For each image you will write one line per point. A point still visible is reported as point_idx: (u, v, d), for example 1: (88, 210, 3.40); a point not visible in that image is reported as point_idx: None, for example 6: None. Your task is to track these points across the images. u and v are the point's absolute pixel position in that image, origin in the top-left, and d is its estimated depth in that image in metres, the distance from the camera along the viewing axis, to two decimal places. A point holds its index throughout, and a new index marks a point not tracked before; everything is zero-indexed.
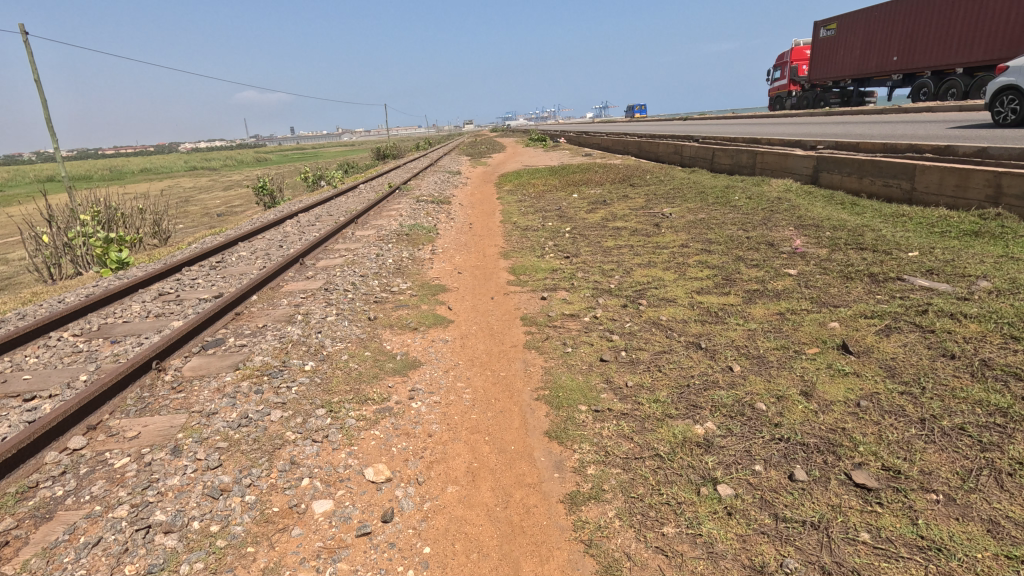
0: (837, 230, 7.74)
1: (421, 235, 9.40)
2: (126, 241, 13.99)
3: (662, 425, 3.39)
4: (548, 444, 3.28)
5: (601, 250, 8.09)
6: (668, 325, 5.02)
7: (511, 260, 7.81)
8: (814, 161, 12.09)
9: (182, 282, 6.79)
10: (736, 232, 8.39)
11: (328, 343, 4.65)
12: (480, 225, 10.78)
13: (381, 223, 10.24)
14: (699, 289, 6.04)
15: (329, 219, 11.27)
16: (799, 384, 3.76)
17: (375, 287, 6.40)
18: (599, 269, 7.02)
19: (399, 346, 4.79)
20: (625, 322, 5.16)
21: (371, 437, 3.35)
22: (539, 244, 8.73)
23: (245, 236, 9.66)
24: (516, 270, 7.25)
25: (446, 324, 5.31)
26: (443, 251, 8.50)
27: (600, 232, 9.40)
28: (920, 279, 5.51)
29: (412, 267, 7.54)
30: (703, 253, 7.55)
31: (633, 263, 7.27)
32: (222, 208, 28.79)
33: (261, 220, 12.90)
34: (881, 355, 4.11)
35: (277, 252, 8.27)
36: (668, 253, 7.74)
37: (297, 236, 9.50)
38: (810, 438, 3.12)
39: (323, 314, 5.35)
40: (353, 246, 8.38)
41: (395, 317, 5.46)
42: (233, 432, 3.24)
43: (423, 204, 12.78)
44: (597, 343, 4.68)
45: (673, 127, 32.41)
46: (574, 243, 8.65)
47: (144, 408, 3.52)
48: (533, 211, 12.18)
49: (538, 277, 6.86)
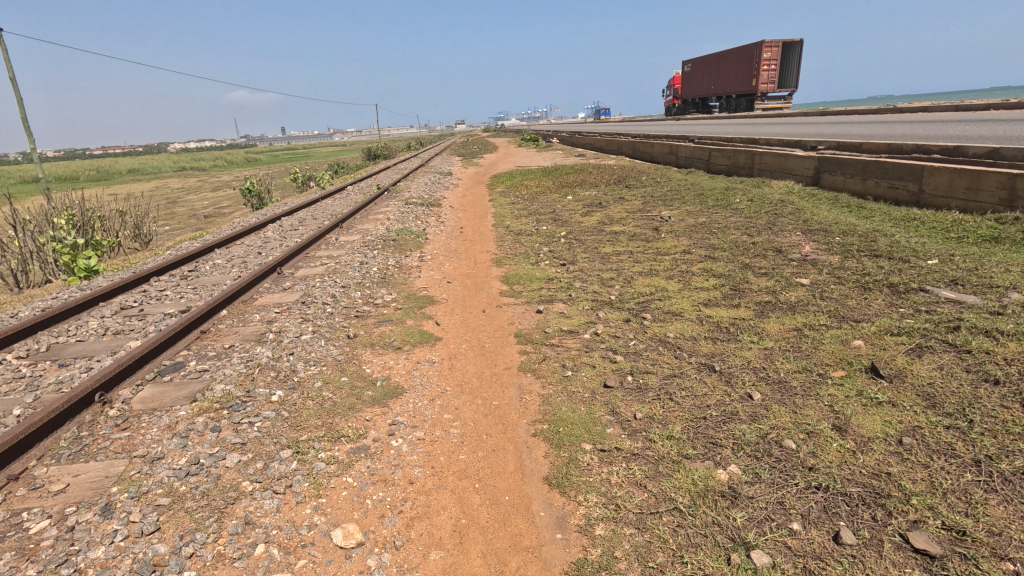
0: (848, 235, 7.35)
1: (409, 241, 8.92)
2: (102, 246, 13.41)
3: (679, 469, 2.94)
4: (548, 494, 2.83)
5: (599, 256, 7.68)
6: (675, 343, 4.59)
7: (503, 268, 7.36)
8: (815, 161, 11.75)
9: (148, 294, 6.28)
10: (740, 236, 7.98)
11: (300, 367, 4.17)
12: (472, 229, 10.33)
13: (368, 228, 9.77)
14: (706, 301, 5.62)
15: (314, 223, 10.79)
16: (831, 416, 3.33)
17: (357, 300, 5.92)
18: (598, 278, 6.59)
19: (381, 369, 4.32)
20: (628, 340, 4.72)
21: (343, 486, 2.88)
22: (533, 250, 8.30)
23: (223, 241, 9.16)
24: (509, 279, 6.82)
25: (433, 343, 4.85)
26: (432, 258, 8.04)
27: (597, 236, 9.00)
28: (946, 290, 5.11)
29: (398, 276, 7.07)
30: (707, 260, 7.14)
31: (633, 271, 6.85)
32: (209, 209, 28.13)
33: (244, 223, 12.42)
34: (916, 381, 3.68)
35: (255, 260, 7.78)
36: (670, 260, 7.32)
37: (278, 242, 9.02)
38: (853, 487, 2.70)
39: (298, 332, 4.86)
40: (337, 253, 7.89)
41: (377, 335, 4.98)
42: (179, 483, 2.76)
43: (412, 207, 12.32)
44: (599, 365, 4.23)
45: (667, 127, 32.13)
46: (570, 248, 8.23)
47: (79, 453, 3.03)
48: (526, 214, 11.75)
49: (533, 286, 6.42)
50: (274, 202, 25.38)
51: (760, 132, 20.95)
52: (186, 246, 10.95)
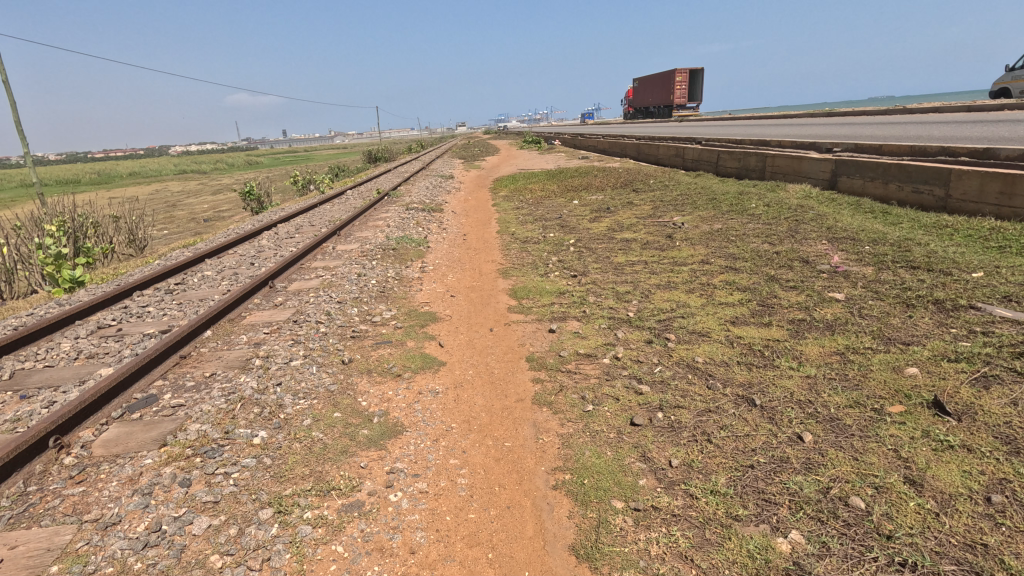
0: (879, 244, 6.88)
1: (409, 250, 8.47)
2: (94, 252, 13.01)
3: (730, 536, 2.48)
4: (577, 570, 2.37)
5: (611, 266, 7.24)
6: (705, 370, 4.13)
7: (510, 280, 6.91)
8: (832, 164, 11.31)
9: (129, 310, 5.85)
10: (761, 245, 7.53)
11: (288, 400, 3.71)
12: (476, 236, 9.90)
13: (367, 235, 9.33)
14: (734, 318, 5.17)
15: (311, 230, 10.36)
16: (901, 466, 2.85)
17: (354, 318, 5.47)
18: (613, 291, 6.15)
19: (378, 401, 3.86)
20: (652, 366, 4.26)
21: (330, 558, 2.41)
22: (541, 259, 7.86)
23: (215, 250, 8.73)
24: (517, 292, 6.37)
25: (436, 369, 4.39)
26: (434, 269, 7.60)
27: (607, 244, 8.56)
28: (1000, 308, 4.63)
29: (398, 289, 6.63)
30: (728, 271, 6.69)
31: (650, 283, 6.40)
32: (209, 212, 27.80)
33: (240, 229, 12.00)
34: (991, 418, 3.20)
35: (246, 271, 7.33)
36: (687, 270, 6.88)
37: (272, 251, 8.58)
38: (945, 564, 2.22)
39: (288, 356, 4.40)
40: (333, 264, 7.45)
41: (374, 360, 4.52)
42: (134, 559, 2.31)
43: (412, 212, 11.91)
44: (623, 397, 3.77)
45: (671, 129, 31.74)
46: (580, 258, 7.79)
47: (21, 516, 2.58)
48: (532, 219, 11.32)
49: (543, 301, 5.97)
50: (274, 206, 25.01)
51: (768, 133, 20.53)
52: (178, 254, 10.54)
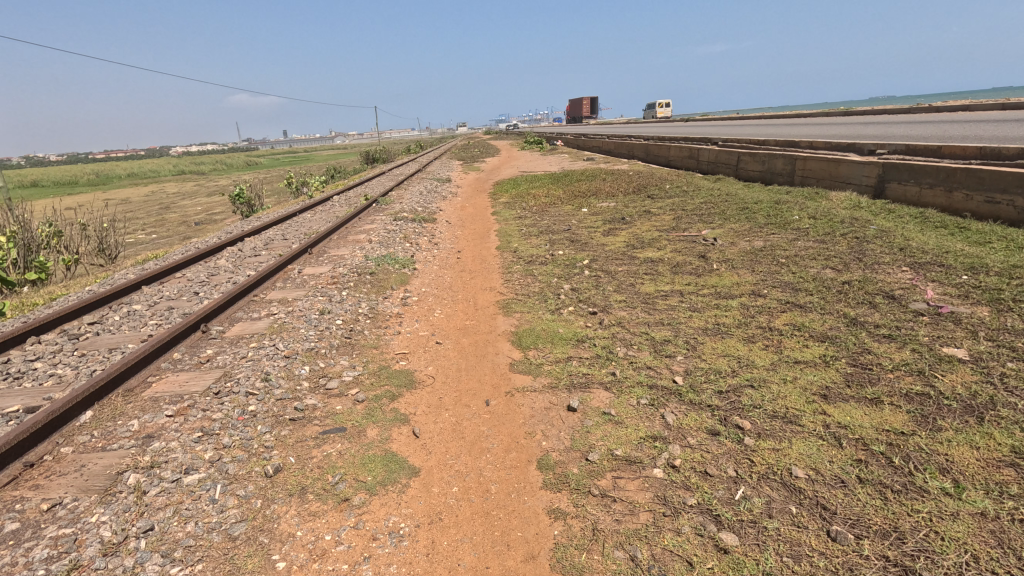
0: (980, 273, 5.43)
1: (391, 274, 7.05)
2: (30, 276, 11.65)
3: None
4: None
5: (640, 299, 5.80)
6: (815, 499, 2.68)
7: (513, 319, 5.45)
8: (879, 168, 9.92)
9: (6, 369, 4.39)
10: (823, 271, 6.12)
11: (150, 572, 2.27)
12: (472, 253, 8.52)
13: (343, 255, 7.90)
14: (824, 389, 3.74)
15: (282, 246, 8.94)
16: None
17: (302, 384, 4.03)
18: (647, 339, 4.74)
19: (305, 560, 2.42)
20: (729, 486, 2.81)
21: None
22: (551, 287, 6.44)
23: (160, 272, 7.33)
24: (522, 338, 4.93)
25: (406, 485, 2.95)
26: (419, 300, 6.19)
27: (630, 267, 7.14)
28: None
29: (370, 331, 5.20)
30: (790, 307, 5.27)
31: (692, 325, 5.01)
32: (201, 216, 26.45)
33: (205, 241, 10.58)
34: None
35: (184, 306, 5.90)
36: (736, 305, 5.47)
37: (227, 275, 7.16)
38: None
39: (182, 466, 2.96)
40: (294, 295, 6.04)
41: (315, 466, 3.07)
42: None
43: (401, 223, 10.49)
44: (699, 564, 2.32)
45: (679, 130, 30.51)
46: (598, 285, 6.37)
47: None
48: (537, 232, 9.93)
49: (556, 356, 4.53)
50: (266, 208, 23.60)
51: (791, 133, 19.12)
52: (128, 273, 9.12)
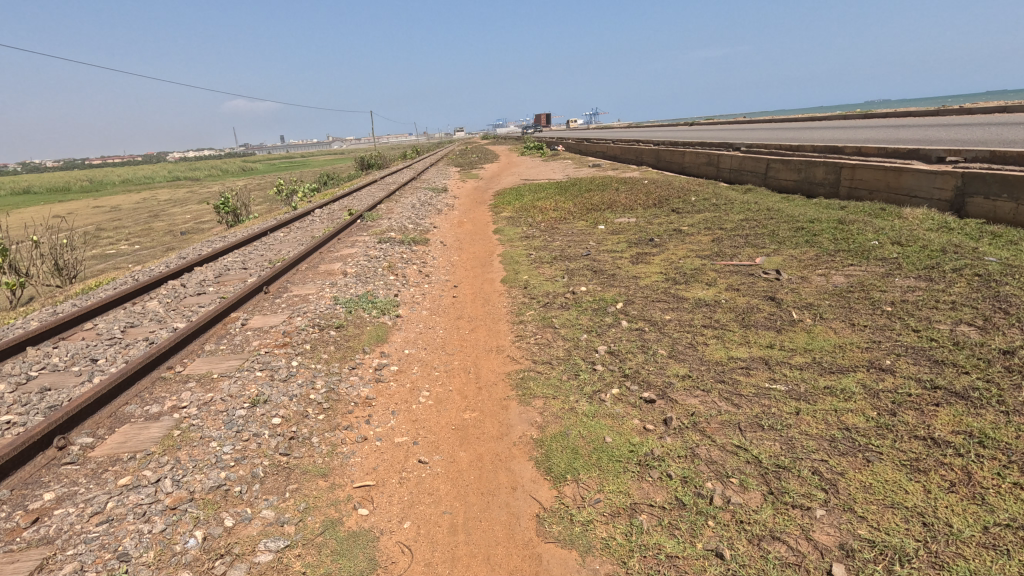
0: None
1: (364, 326, 5.32)
2: None
3: None
4: None
5: (712, 376, 4.07)
6: None
7: (533, 414, 3.70)
8: (958, 178, 8.23)
9: None
10: (959, 330, 4.40)
11: None
12: (472, 290, 6.81)
13: (307, 296, 6.16)
14: None
15: (235, 281, 7.20)
16: None
17: None
18: (751, 465, 3.00)
19: None
20: None
21: None
22: (579, 349, 4.71)
23: (62, 326, 5.56)
24: (551, 458, 3.19)
25: None
26: (399, 373, 4.44)
27: (680, 314, 5.43)
28: None
29: (318, 440, 3.44)
30: (947, 397, 3.53)
31: (809, 433, 3.27)
32: (186, 224, 24.66)
33: (151, 269, 8.81)
34: None
35: (64, 388, 4.15)
36: (857, 390, 3.74)
37: (148, 329, 5.40)
38: None
39: None
40: (223, 369, 4.30)
41: None
42: None
43: (387, 246, 8.77)
44: None
45: (687, 134, 29.03)
46: (645, 348, 4.64)
47: None
48: (550, 257, 8.23)
49: (612, 502, 2.79)
50: (253, 218, 21.78)
51: (821, 137, 17.42)
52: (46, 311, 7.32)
